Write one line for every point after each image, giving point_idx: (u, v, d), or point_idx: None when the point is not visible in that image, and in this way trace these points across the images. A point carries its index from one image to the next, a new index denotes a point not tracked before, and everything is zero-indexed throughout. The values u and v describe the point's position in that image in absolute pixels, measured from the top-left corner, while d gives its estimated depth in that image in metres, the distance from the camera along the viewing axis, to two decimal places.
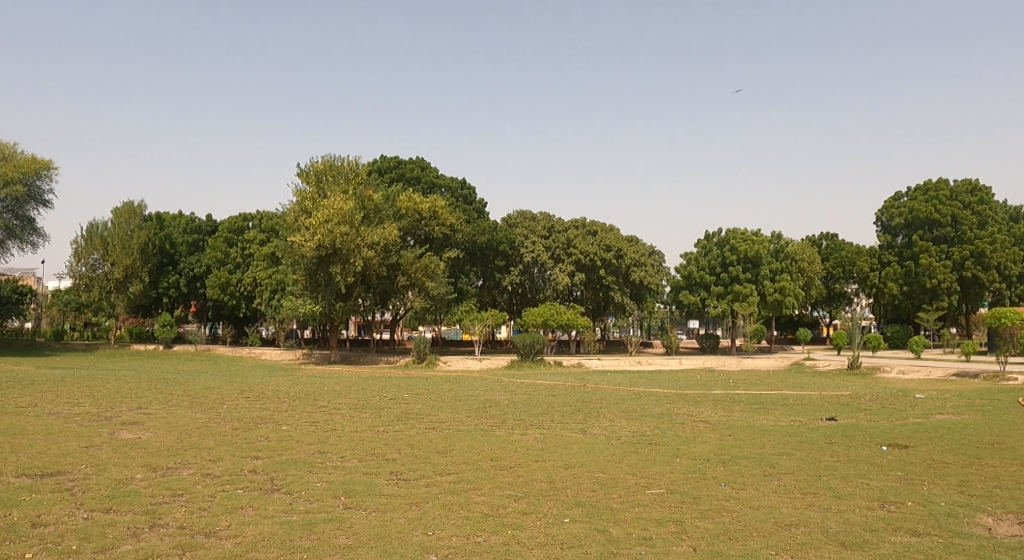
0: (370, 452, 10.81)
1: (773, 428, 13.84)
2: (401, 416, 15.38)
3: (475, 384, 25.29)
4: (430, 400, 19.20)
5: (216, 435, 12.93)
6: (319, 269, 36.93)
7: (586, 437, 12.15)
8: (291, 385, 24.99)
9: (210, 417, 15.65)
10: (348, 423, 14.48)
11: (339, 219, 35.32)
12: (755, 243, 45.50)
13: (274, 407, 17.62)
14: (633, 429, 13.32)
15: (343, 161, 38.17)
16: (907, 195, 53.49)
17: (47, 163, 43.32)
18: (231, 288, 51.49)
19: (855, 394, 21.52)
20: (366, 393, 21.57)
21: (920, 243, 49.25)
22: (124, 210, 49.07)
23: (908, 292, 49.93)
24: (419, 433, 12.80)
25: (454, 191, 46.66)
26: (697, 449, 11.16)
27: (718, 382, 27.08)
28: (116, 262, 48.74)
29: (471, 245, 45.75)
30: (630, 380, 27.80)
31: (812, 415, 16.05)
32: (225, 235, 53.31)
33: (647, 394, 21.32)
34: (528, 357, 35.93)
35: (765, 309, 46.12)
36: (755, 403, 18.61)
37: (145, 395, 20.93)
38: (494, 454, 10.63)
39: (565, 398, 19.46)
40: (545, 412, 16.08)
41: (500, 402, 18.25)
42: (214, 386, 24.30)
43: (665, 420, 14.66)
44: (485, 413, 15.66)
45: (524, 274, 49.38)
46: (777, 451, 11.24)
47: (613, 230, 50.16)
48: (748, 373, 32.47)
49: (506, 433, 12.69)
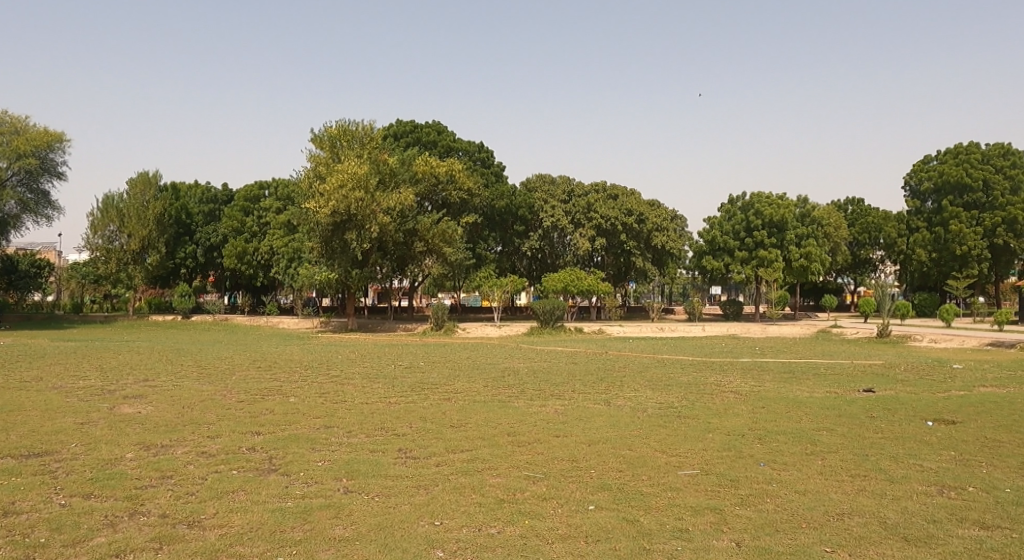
0: (381, 426, 10.16)
1: (809, 399, 12.97)
2: (415, 386, 14.75)
3: (493, 352, 24.67)
4: (446, 369, 18.56)
5: (219, 409, 12.34)
6: (334, 236, 36.34)
7: (610, 410, 11.40)
8: (305, 355, 24.44)
9: (217, 389, 15.07)
10: (359, 394, 13.83)
11: (354, 184, 34.48)
12: (781, 207, 44.13)
13: (284, 377, 17.03)
14: (658, 401, 12.54)
15: (357, 125, 37.31)
16: (937, 157, 51.67)
17: (59, 134, 42.92)
18: (248, 257, 51.24)
19: (890, 363, 20.58)
20: (380, 362, 20.98)
21: (950, 209, 47.61)
22: (139, 180, 48.74)
23: (937, 259, 48.48)
24: (432, 404, 12.12)
25: (472, 155, 45.70)
26: (729, 423, 10.38)
27: (744, 349, 26.17)
28: (133, 233, 48.51)
29: (489, 209, 44.84)
30: (652, 348, 26.96)
31: (848, 386, 15.17)
32: (242, 203, 52.64)
33: (671, 362, 20.55)
34: (547, 324, 35.13)
35: (790, 275, 44.92)
36: (785, 373, 17.79)
37: (155, 366, 20.47)
38: (513, 428, 9.92)
39: (586, 368, 18.69)
40: (565, 381, 15.38)
41: (518, 372, 17.54)
42: (227, 357, 23.82)
43: (692, 391, 13.86)
44: (503, 383, 14.98)
45: (544, 239, 48.45)
46: (817, 426, 10.44)
47: (634, 194, 49.02)
48: (773, 340, 31.52)
49: (524, 405, 11.96)
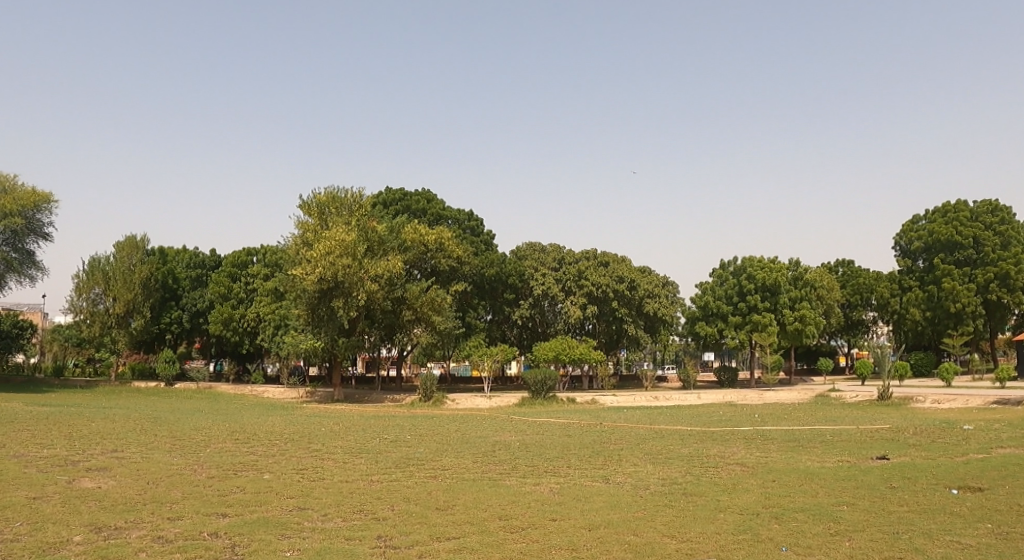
0: (360, 509, 9.25)
1: (821, 470, 12.15)
2: (400, 461, 13.81)
3: (483, 423, 23.63)
4: (434, 442, 17.56)
5: (187, 486, 11.37)
6: (321, 304, 35.63)
7: (609, 487, 10.54)
8: (287, 426, 23.34)
9: (187, 463, 14.04)
10: (339, 470, 12.88)
11: (341, 251, 34.02)
12: (773, 270, 43.86)
13: (261, 451, 16.01)
14: (662, 476, 11.68)
15: (347, 193, 37.11)
16: (925, 218, 51.96)
17: (47, 195, 42.45)
18: (234, 324, 50.33)
19: (897, 428, 19.73)
20: (364, 435, 19.93)
21: (942, 267, 47.49)
22: (127, 243, 48.15)
23: (931, 317, 48.18)
24: (417, 483, 11.21)
25: (461, 223, 45.50)
26: (740, 500, 9.56)
27: (744, 416, 25.24)
28: (117, 297, 47.59)
29: (479, 277, 44.32)
30: (648, 417, 25.99)
31: (860, 453, 14.34)
32: (229, 269, 52.05)
33: (670, 432, 19.62)
34: (539, 394, 34.13)
35: (785, 339, 44.27)
36: (790, 441, 16.93)
37: (127, 436, 19.36)
38: (506, 510, 9.06)
39: (581, 439, 17.74)
40: (561, 455, 14.47)
41: (509, 444, 16.57)
42: (204, 426, 22.69)
43: (695, 464, 12.97)
44: (494, 458, 14.05)
45: (534, 307, 47.87)
46: (836, 502, 9.65)
47: (625, 261, 48.72)
48: (772, 406, 30.61)
49: (517, 483, 11.06)
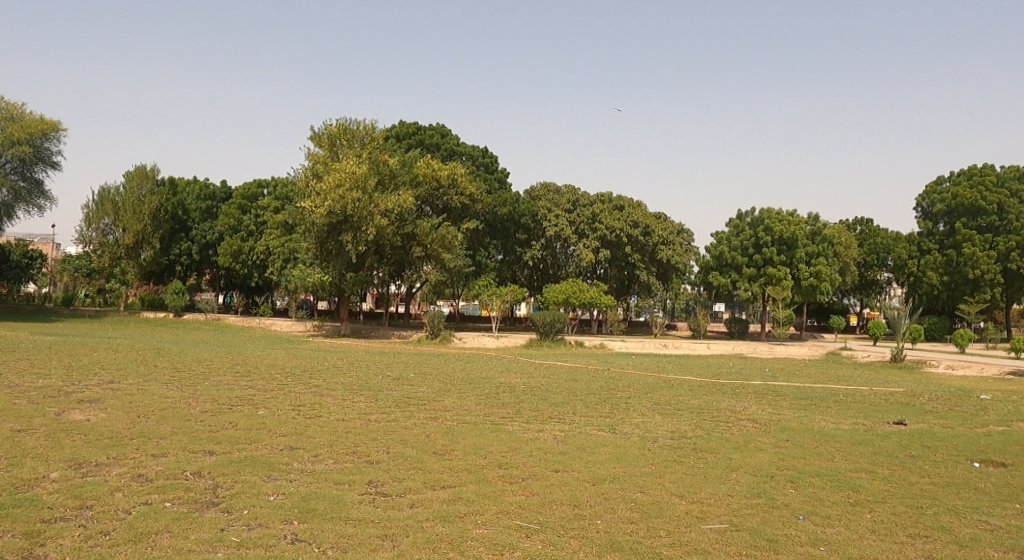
0: (353, 451, 8.85)
1: (837, 433, 11.63)
2: (401, 401, 13.40)
3: (488, 365, 23.28)
4: (437, 381, 17.16)
5: (178, 421, 11.08)
6: (329, 237, 35.12)
7: (616, 438, 10.06)
8: (290, 360, 23.13)
9: (182, 396, 13.72)
10: (337, 408, 12.50)
11: (352, 184, 33.29)
12: (791, 223, 42.81)
13: (259, 385, 15.70)
14: (670, 429, 11.19)
15: (359, 125, 36.24)
16: (951, 179, 50.42)
17: (56, 123, 41.75)
18: (243, 257, 50.02)
19: (912, 392, 19.18)
20: (366, 372, 19.61)
21: (963, 231, 46.24)
22: (136, 173, 47.55)
23: (948, 282, 47.13)
24: (416, 424, 10.78)
25: (475, 160, 44.54)
26: (754, 459, 9.06)
27: (754, 370, 24.77)
28: (127, 227, 47.28)
29: (491, 216, 43.55)
30: (656, 366, 25.55)
31: (875, 417, 13.81)
32: (239, 201, 51.57)
33: (679, 382, 19.16)
34: (547, 336, 33.75)
35: (799, 294, 43.51)
36: (802, 399, 16.43)
37: (127, 366, 19.18)
38: (504, 458, 8.63)
39: (587, 386, 17.31)
40: (566, 401, 14.03)
41: (514, 387, 16.14)
42: (207, 358, 22.54)
43: (705, 418, 12.50)
44: (497, 401, 13.65)
45: (546, 249, 47.25)
46: (854, 468, 9.14)
47: (641, 206, 47.77)
48: (782, 361, 30.12)
49: (518, 429, 10.61)
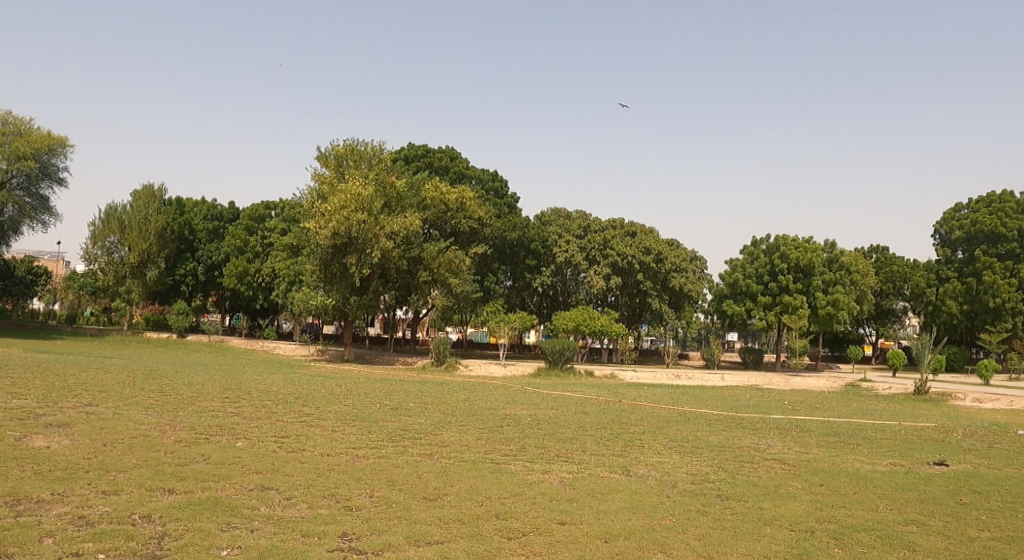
0: (331, 493, 7.79)
1: (875, 476, 10.49)
2: (395, 434, 12.32)
3: (493, 394, 22.13)
4: (437, 413, 16.05)
5: (145, 452, 10.06)
6: (334, 259, 34.23)
7: (629, 482, 8.97)
8: (286, 385, 22.12)
9: (159, 422, 12.70)
10: (325, 441, 11.45)
11: (357, 205, 32.56)
12: (808, 250, 41.63)
13: (246, 413, 14.65)
14: (690, 470, 10.08)
15: (366, 146, 35.68)
16: (969, 206, 49.21)
17: (63, 139, 41.25)
18: (249, 279, 49.20)
19: (945, 427, 17.93)
20: (363, 400, 18.54)
21: (983, 259, 44.93)
22: (144, 193, 47.15)
23: (969, 311, 45.69)
24: (408, 462, 9.71)
25: (484, 183, 43.79)
26: (788, 510, 7.96)
27: (772, 403, 23.48)
28: (133, 246, 46.74)
29: (500, 241, 42.65)
30: (670, 397, 24.32)
31: (913, 457, 12.61)
32: (246, 223, 51.03)
33: (695, 416, 17.95)
34: (555, 364, 32.59)
35: (815, 323, 42.23)
36: (830, 435, 15.21)
37: (112, 389, 18.22)
38: (504, 506, 7.56)
39: (598, 419, 16.17)
40: (574, 436, 12.91)
41: (519, 420, 15.03)
42: (199, 381, 21.54)
43: (727, 458, 11.36)
44: (499, 435, 12.55)
45: (556, 275, 46.28)
46: (903, 521, 8.02)
47: (652, 232, 46.76)
48: (800, 393, 28.86)
49: (520, 469, 9.50)
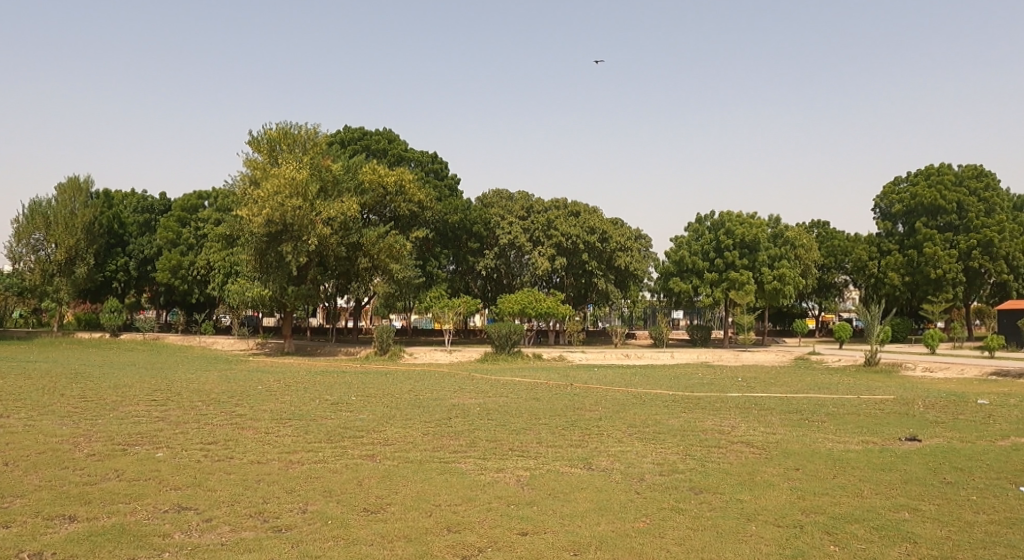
0: (257, 511, 6.76)
1: (849, 458, 9.97)
2: (334, 433, 11.27)
3: (444, 383, 21.20)
4: (383, 406, 15.01)
5: (50, 471, 8.77)
6: (269, 248, 32.60)
7: (594, 477, 8.15)
8: (223, 383, 20.71)
9: (71, 433, 11.33)
10: (257, 445, 10.31)
11: (291, 191, 30.98)
12: (753, 226, 41.74)
13: (172, 417, 13.34)
14: (657, 460, 9.35)
15: (300, 129, 34.06)
16: (907, 180, 50.24)
17: None
18: (183, 272, 46.83)
19: (902, 399, 17.74)
20: (302, 395, 17.32)
21: (924, 231, 45.81)
22: (68, 185, 44.41)
23: (910, 283, 46.61)
24: (347, 467, 8.69)
25: (425, 166, 42.54)
26: (770, 506, 7.27)
27: (728, 380, 23.14)
28: (59, 242, 44.04)
29: (443, 224, 41.51)
30: (623, 377, 23.75)
31: (882, 433, 12.18)
32: (178, 213, 48.58)
33: (654, 398, 17.35)
34: (504, 349, 31.74)
35: (762, 298, 42.41)
36: (793, 413, 14.78)
37: (27, 396, 16.58)
38: (457, 516, 6.65)
39: (551, 405, 15.36)
40: (530, 426, 12.08)
41: (470, 410, 14.13)
42: (127, 383, 19.94)
43: (693, 443, 10.67)
44: (450, 429, 11.61)
45: (500, 258, 45.45)
46: (892, 507, 7.45)
47: (597, 212, 46.23)
48: (752, 368, 28.73)
49: (472, 468, 8.59)
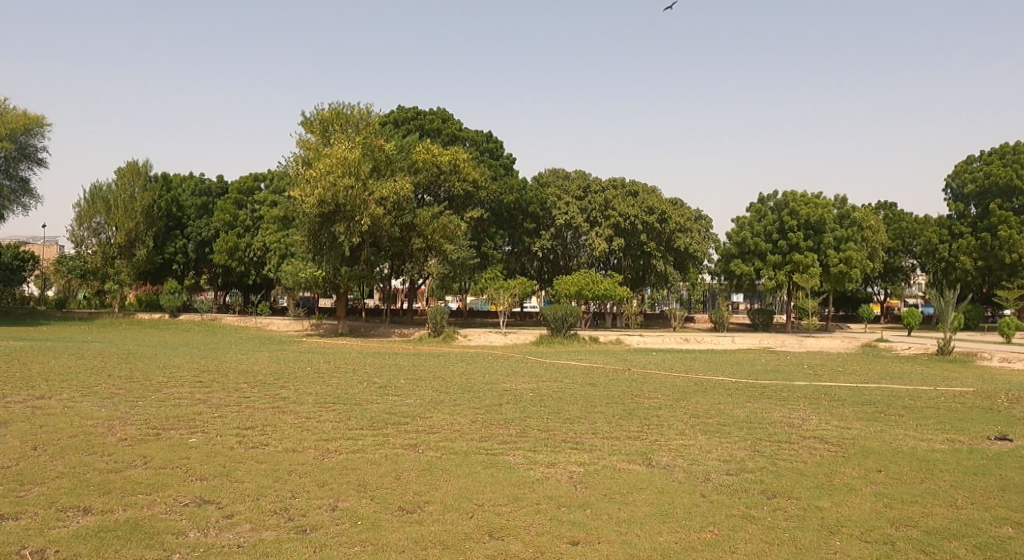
0: (283, 507, 6.28)
1: (936, 459, 8.96)
2: (378, 419, 10.75)
3: (493, 366, 20.64)
4: (429, 390, 14.49)
5: (79, 457, 8.47)
6: (322, 229, 32.50)
7: (653, 476, 7.39)
8: (270, 365, 20.57)
9: (110, 417, 11.09)
10: (296, 431, 9.86)
11: (343, 170, 30.75)
12: (818, 206, 39.92)
13: (214, 399, 13.06)
14: (723, 457, 8.53)
15: (353, 109, 33.77)
16: (981, 157, 47.35)
17: (39, 118, 39.27)
18: (240, 254, 47.40)
19: (984, 391, 16.34)
20: (348, 378, 16.96)
21: (998, 213, 43.12)
22: (128, 169, 45.28)
23: (984, 267, 44.00)
24: (387, 457, 8.14)
25: (478, 145, 41.92)
26: (853, 516, 6.41)
27: (790, 368, 21.97)
28: (119, 225, 45.03)
29: (497, 204, 40.84)
30: (680, 363, 22.80)
31: (968, 430, 11.06)
32: (235, 196, 49.11)
33: (714, 385, 16.41)
34: (558, 332, 31.05)
35: (827, 282, 40.58)
36: (867, 405, 13.69)
37: (77, 377, 16.62)
38: (498, 519, 6.00)
39: (606, 391, 14.60)
40: (583, 414, 11.36)
41: (520, 396, 13.49)
42: (176, 365, 19.95)
43: (761, 437, 9.80)
44: (497, 416, 10.97)
45: (556, 238, 44.64)
46: (993, 519, 6.51)
47: (655, 191, 44.92)
48: (817, 356, 27.35)
49: (521, 462, 7.92)
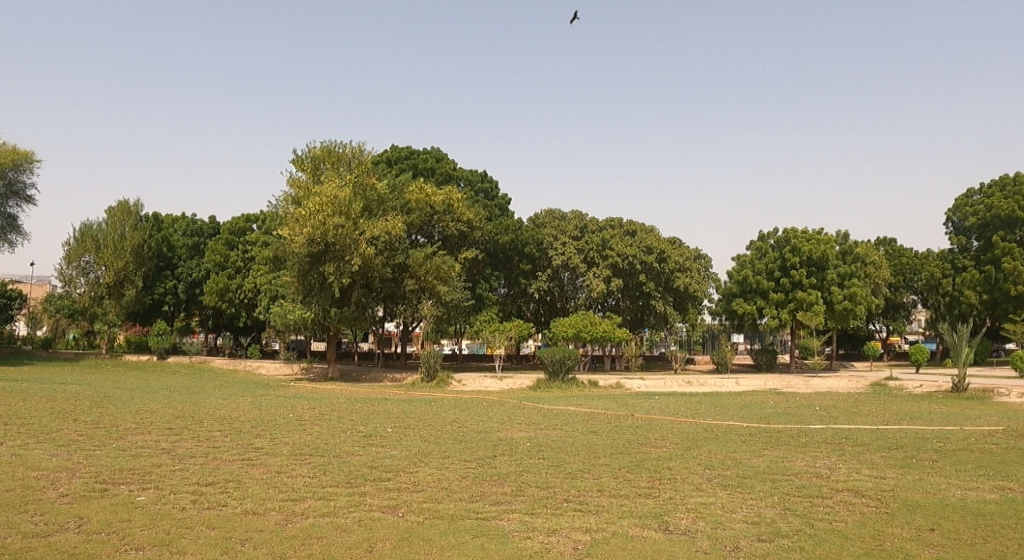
0: None
1: (993, 513, 7.80)
2: (356, 475, 9.58)
3: (489, 412, 19.44)
4: (417, 440, 13.32)
5: (6, 516, 7.30)
6: (312, 269, 31.51)
7: (673, 545, 6.23)
8: (253, 410, 19.34)
9: (58, 468, 9.89)
10: (261, 489, 8.67)
11: (333, 209, 29.86)
12: (821, 242, 39.02)
13: (180, 449, 11.88)
14: (752, 518, 7.36)
15: (345, 148, 33.11)
16: (981, 191, 46.71)
17: (29, 153, 38.34)
18: (230, 295, 46.30)
19: (1014, 431, 15.15)
20: (332, 426, 15.75)
21: (1002, 245, 42.28)
22: (119, 208, 44.40)
23: (990, 301, 43.00)
24: (360, 523, 6.97)
25: (474, 185, 41.22)
26: None
27: (802, 409, 20.76)
28: (108, 265, 44.00)
29: (492, 245, 39.99)
30: (686, 407, 21.60)
31: (1015, 477, 9.89)
32: (226, 236, 48.10)
33: (726, 431, 15.21)
34: (557, 375, 29.82)
35: (832, 320, 39.50)
36: (895, 450, 12.51)
37: (41, 421, 15.42)
38: None
39: (610, 440, 13.44)
40: (587, 468, 10.18)
41: (516, 446, 12.33)
42: (151, 409, 18.70)
43: (790, 492, 8.65)
44: (490, 472, 9.79)
45: (553, 279, 43.68)
46: None
47: (653, 231, 44.12)
48: (826, 395, 26.13)
49: (517, 528, 6.77)
